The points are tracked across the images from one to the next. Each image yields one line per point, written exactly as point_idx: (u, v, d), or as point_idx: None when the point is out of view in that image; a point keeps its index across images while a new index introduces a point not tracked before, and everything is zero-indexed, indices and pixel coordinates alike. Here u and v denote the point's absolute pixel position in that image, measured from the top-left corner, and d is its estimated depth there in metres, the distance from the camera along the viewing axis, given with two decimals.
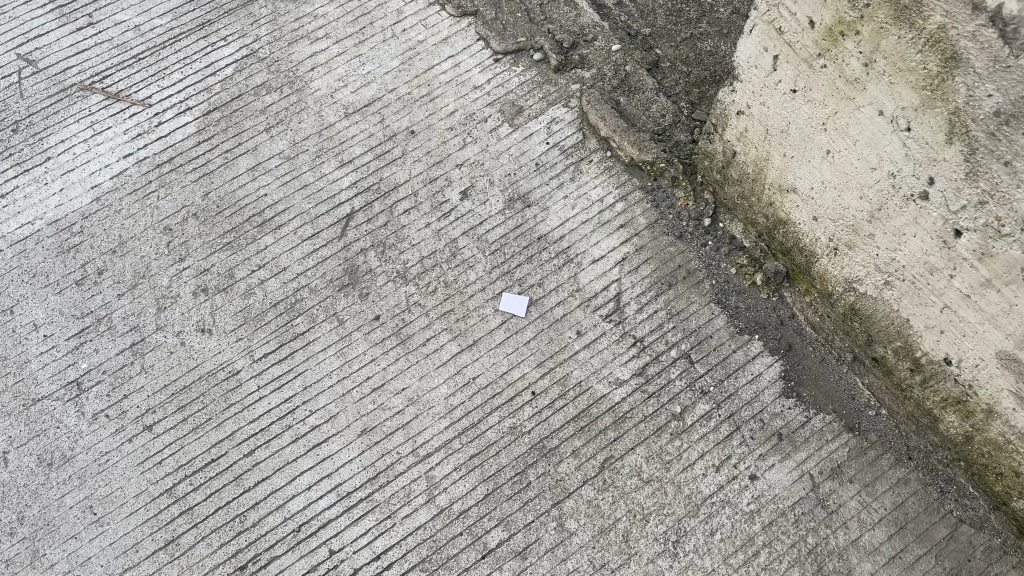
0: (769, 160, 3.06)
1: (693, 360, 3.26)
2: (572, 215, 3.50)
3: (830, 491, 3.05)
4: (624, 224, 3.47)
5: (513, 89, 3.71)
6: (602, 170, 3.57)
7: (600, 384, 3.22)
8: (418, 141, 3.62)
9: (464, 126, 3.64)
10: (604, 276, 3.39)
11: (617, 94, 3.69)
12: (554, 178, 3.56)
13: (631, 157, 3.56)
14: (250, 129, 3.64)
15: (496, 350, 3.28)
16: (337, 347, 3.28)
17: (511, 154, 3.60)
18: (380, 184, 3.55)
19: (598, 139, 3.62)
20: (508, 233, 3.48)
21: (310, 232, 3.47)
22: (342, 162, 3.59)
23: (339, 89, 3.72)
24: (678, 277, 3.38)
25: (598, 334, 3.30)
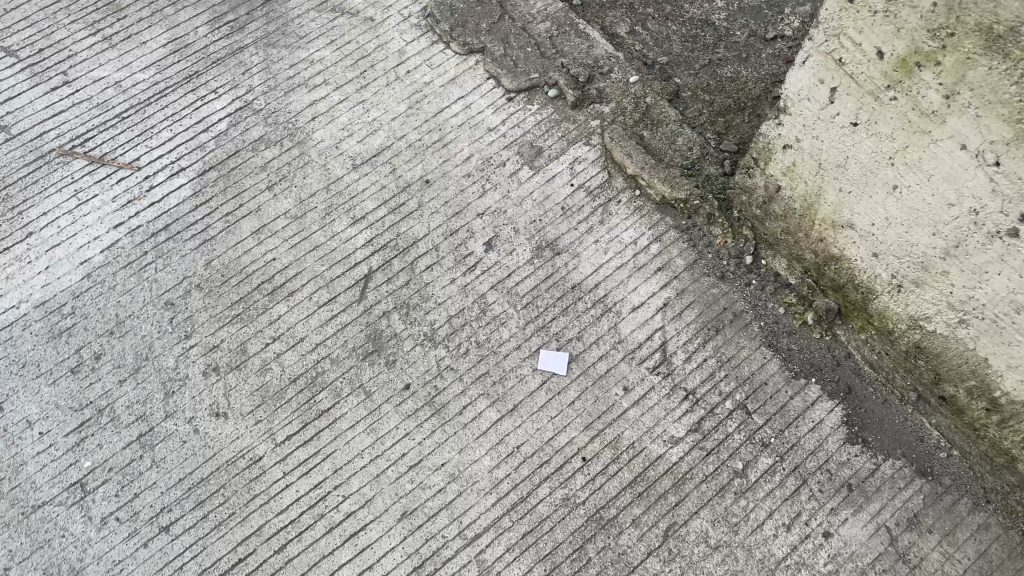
0: (821, 195, 2.87)
1: (749, 411, 3.06)
2: (606, 261, 3.28)
3: (910, 544, 2.85)
4: (662, 267, 3.27)
5: (530, 129, 3.49)
6: (633, 210, 3.37)
7: (654, 444, 3.01)
8: (434, 190, 3.38)
9: (481, 172, 3.41)
10: (646, 325, 3.18)
11: (641, 128, 3.48)
12: (582, 222, 3.34)
13: (662, 195, 3.35)
14: (251, 188, 3.37)
15: (538, 414, 3.05)
16: (367, 423, 3.02)
17: (534, 199, 3.38)
18: (398, 240, 3.30)
19: (625, 178, 3.41)
20: (540, 285, 3.25)
21: (326, 297, 3.21)
22: (354, 218, 3.33)
23: (343, 139, 3.47)
24: (725, 321, 3.18)
25: (647, 389, 3.09)
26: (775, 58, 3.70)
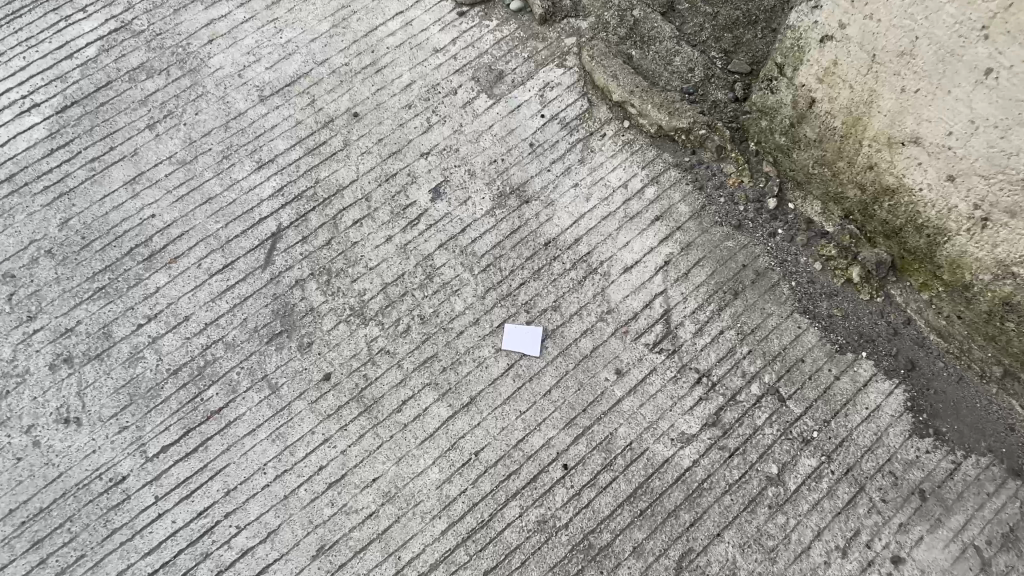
0: (875, 101, 2.14)
1: (783, 397, 2.31)
2: (588, 209, 2.53)
3: (1009, 570, 2.10)
4: (661, 216, 2.52)
5: (488, 50, 2.75)
6: (621, 146, 2.62)
7: (658, 444, 2.26)
8: (364, 125, 2.62)
9: (426, 102, 2.65)
10: (643, 290, 2.43)
11: (628, 46, 2.74)
12: (556, 161, 2.59)
13: (658, 125, 2.60)
14: (125, 128, 2.59)
15: (503, 410, 2.29)
16: (271, 427, 2.26)
17: (494, 134, 2.62)
18: (317, 188, 2.53)
19: (609, 106, 2.67)
20: (502, 241, 2.49)
21: (221, 263, 2.43)
22: (260, 162, 2.56)
23: (248, 65, 2.70)
24: (746, 283, 2.44)
25: (646, 373, 2.34)
26: None
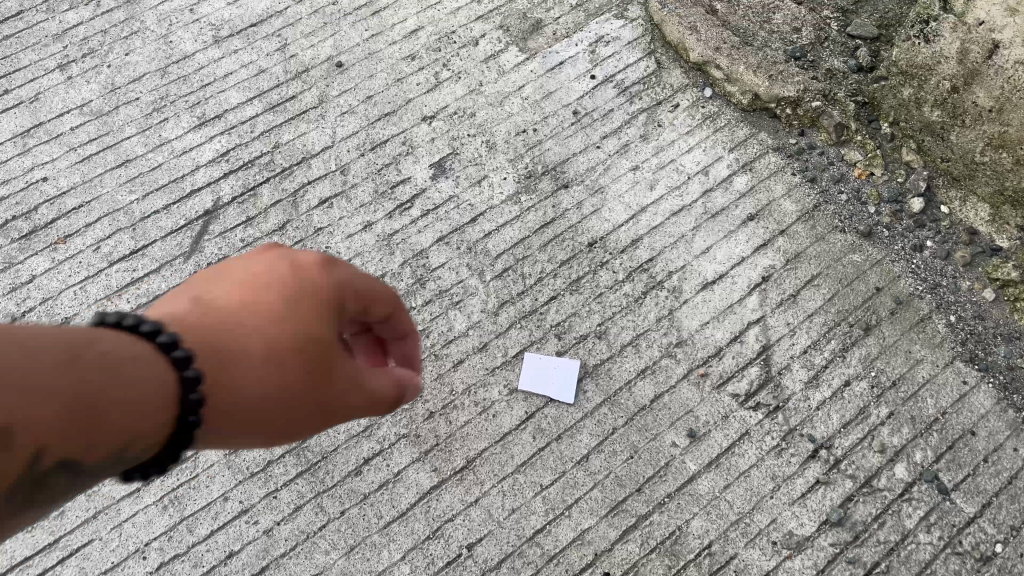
0: None
1: (946, 489, 1.51)
2: (652, 201, 1.79)
3: None
4: (757, 216, 1.76)
5: None
6: (700, 120, 1.88)
7: (751, 550, 1.47)
8: (349, 78, 1.93)
9: (435, 53, 1.96)
10: (730, 317, 1.66)
11: None
12: (610, 136, 1.86)
13: (754, 94, 1.87)
14: (30, 67, 1.94)
15: (516, 481, 1.52)
16: (165, 487, 1.51)
17: (525, 97, 1.91)
18: (276, 155, 1.83)
19: (685, 69, 1.94)
20: (528, 237, 1.75)
21: (127, 248, 1.72)
22: (202, 118, 1.87)
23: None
24: (882, 314, 1.65)
25: (734, 439, 1.55)
26: None
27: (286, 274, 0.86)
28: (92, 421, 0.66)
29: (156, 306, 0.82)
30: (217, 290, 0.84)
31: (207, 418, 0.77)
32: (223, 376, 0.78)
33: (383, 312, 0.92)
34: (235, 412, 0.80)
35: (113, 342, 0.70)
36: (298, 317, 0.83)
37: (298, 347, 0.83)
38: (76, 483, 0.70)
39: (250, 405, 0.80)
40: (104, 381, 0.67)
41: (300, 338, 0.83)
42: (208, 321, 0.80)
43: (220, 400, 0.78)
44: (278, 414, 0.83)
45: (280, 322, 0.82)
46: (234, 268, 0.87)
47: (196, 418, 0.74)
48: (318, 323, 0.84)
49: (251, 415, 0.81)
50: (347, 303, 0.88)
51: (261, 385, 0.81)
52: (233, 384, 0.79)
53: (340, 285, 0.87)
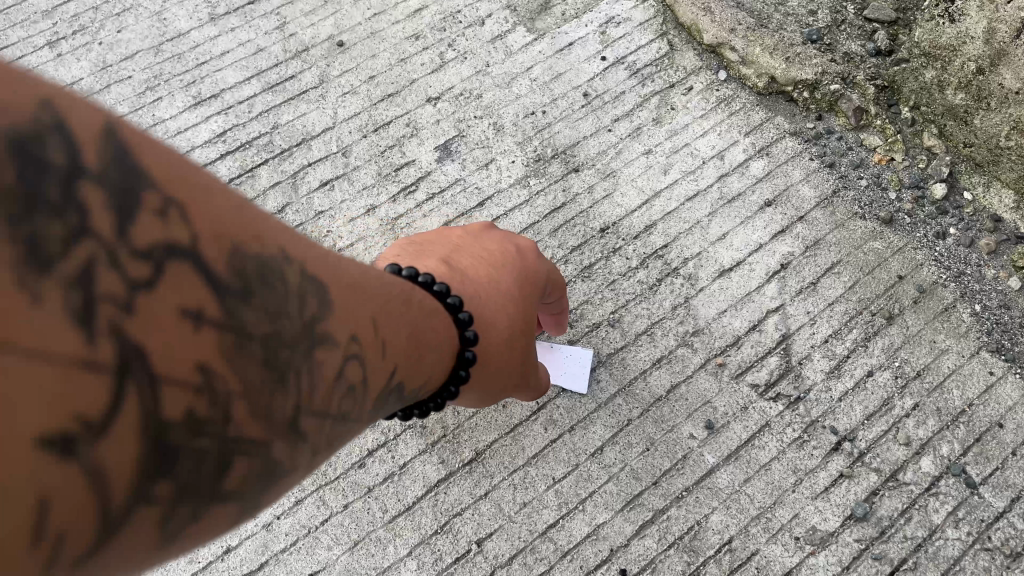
0: None
1: (974, 483, 1.45)
2: (666, 186, 1.73)
3: None
4: (774, 201, 1.71)
5: None
6: (713, 104, 1.82)
7: (773, 546, 1.41)
8: (351, 58, 1.86)
9: (440, 33, 1.90)
10: (749, 305, 1.60)
11: None
12: (621, 119, 1.80)
13: (771, 76, 1.81)
14: (18, 44, 1.86)
15: (527, 474, 1.46)
16: None
17: (534, 78, 1.85)
18: (275, 136, 1.76)
19: (698, 51, 1.88)
20: (538, 222, 1.69)
21: None
22: (197, 97, 1.80)
23: None
24: (905, 303, 1.60)
25: (754, 431, 1.49)
26: None
27: (516, 259, 1.30)
28: (368, 337, 0.81)
29: (436, 272, 1.21)
30: (472, 268, 1.25)
31: (483, 374, 1.23)
32: (489, 343, 1.21)
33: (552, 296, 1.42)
34: (500, 372, 1.26)
35: (407, 288, 1.02)
36: (524, 297, 1.27)
37: (527, 324, 1.28)
38: (357, 403, 0.80)
39: (505, 370, 1.27)
40: (377, 308, 0.85)
41: (522, 316, 1.27)
42: (475, 296, 1.21)
43: (498, 369, 1.25)
44: (511, 377, 1.30)
45: (515, 302, 1.25)
46: (485, 249, 1.30)
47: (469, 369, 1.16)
48: (527, 302, 1.28)
49: (504, 374, 1.27)
50: (540, 282, 1.34)
51: (508, 351, 1.25)
52: (496, 348, 1.22)
53: (538, 278, 1.32)
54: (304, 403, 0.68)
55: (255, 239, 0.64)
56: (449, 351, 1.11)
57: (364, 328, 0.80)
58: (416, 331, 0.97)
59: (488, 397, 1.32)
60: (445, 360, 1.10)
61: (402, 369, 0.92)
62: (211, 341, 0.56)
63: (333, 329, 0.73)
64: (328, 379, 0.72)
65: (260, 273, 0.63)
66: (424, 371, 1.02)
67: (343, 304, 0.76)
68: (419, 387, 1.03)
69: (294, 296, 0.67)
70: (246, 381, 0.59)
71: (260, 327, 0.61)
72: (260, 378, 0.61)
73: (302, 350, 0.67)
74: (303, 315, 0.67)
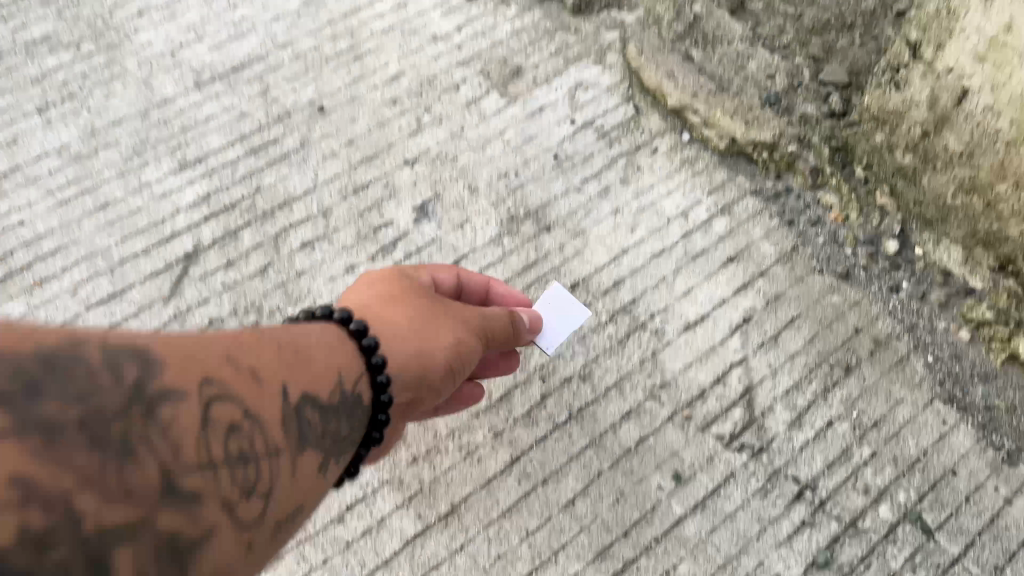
0: None
1: (929, 528, 1.52)
2: (633, 243, 1.81)
3: None
4: (736, 257, 1.79)
5: (504, 40, 2.09)
6: (678, 165, 1.92)
7: None
8: (332, 123, 1.94)
9: (417, 98, 1.98)
10: (713, 358, 1.67)
11: (687, 44, 2.03)
12: (590, 179, 1.89)
13: (731, 138, 1.91)
14: (8, 110, 1.92)
15: (503, 526, 1.51)
16: None
17: (507, 141, 1.93)
18: (257, 198, 1.83)
19: (663, 114, 1.98)
20: (512, 279, 1.77)
21: (106, 292, 1.70)
22: (182, 161, 1.87)
23: (186, 45, 2.04)
24: (862, 355, 1.68)
25: (720, 481, 1.56)
26: None
27: (369, 279, 1.30)
28: (232, 376, 0.86)
29: None
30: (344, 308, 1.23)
31: (405, 342, 1.17)
32: (378, 322, 1.18)
33: (448, 277, 1.45)
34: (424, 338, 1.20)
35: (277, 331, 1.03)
36: (386, 285, 1.27)
37: (410, 296, 1.26)
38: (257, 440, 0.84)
39: (424, 331, 1.21)
40: (239, 350, 0.90)
41: (393, 295, 1.25)
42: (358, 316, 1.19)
43: (414, 333, 1.19)
44: (446, 332, 1.24)
45: (379, 292, 1.25)
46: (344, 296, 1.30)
47: (371, 338, 1.10)
48: (406, 291, 1.27)
49: (429, 335, 1.21)
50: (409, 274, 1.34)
51: (407, 317, 1.21)
52: (388, 321, 1.19)
53: (395, 270, 1.33)
54: (170, 467, 0.73)
55: (43, 344, 0.70)
56: (341, 342, 1.08)
57: (224, 371, 0.85)
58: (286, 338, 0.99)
59: (454, 371, 1.25)
60: (346, 349, 1.07)
61: (309, 388, 0.95)
62: (12, 453, 0.63)
63: (177, 383, 0.78)
64: (190, 431, 0.77)
65: (60, 371, 0.70)
66: (322, 365, 1.00)
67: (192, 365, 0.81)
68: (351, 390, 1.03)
69: (115, 380, 0.73)
70: (75, 476, 0.66)
71: (68, 420, 0.68)
72: (96, 465, 0.67)
73: (136, 421, 0.72)
74: (126, 389, 0.73)
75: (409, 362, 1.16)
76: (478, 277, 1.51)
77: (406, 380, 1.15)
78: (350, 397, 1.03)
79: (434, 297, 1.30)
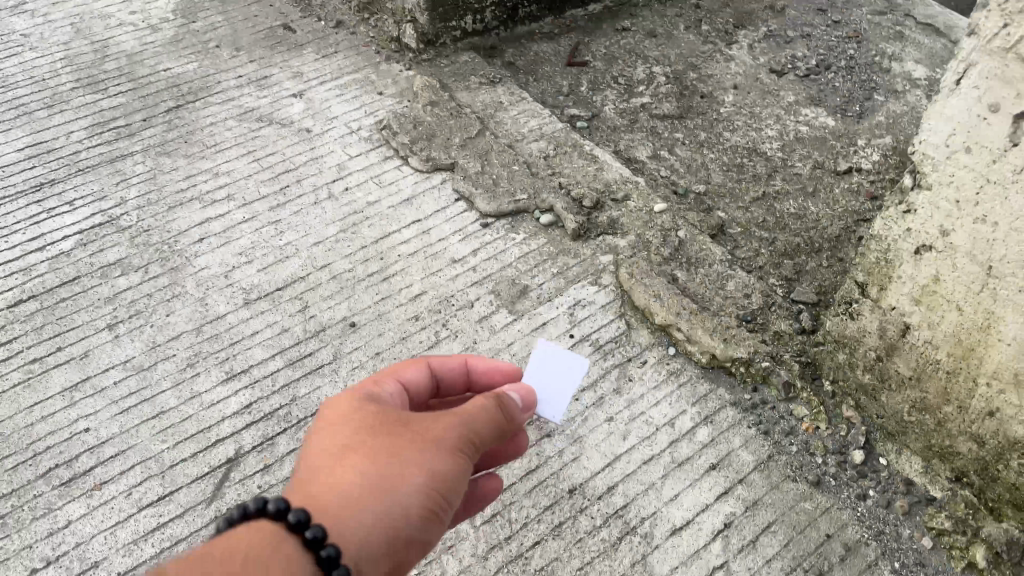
0: (995, 325, 1.65)
1: None
2: (625, 450, 2.02)
3: None
4: (717, 464, 1.99)
5: (513, 262, 2.40)
6: (665, 376, 2.16)
7: None
8: (361, 336, 2.22)
9: (436, 314, 2.27)
10: (698, 561, 1.84)
11: (674, 267, 2.37)
12: (587, 389, 2.13)
13: (710, 353, 2.16)
14: (81, 326, 2.21)
15: None
16: None
17: (513, 353, 2.19)
18: (293, 406, 2.08)
19: (652, 329, 2.25)
20: (516, 483, 1.96)
21: (156, 493, 1.91)
22: (229, 372, 2.14)
23: (238, 266, 2.36)
24: (834, 559, 1.84)
25: None
26: (853, 194, 2.67)
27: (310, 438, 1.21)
28: None
29: None
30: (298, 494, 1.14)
31: (361, 511, 1.08)
32: (324, 498, 1.08)
33: (416, 374, 1.41)
34: (382, 495, 1.10)
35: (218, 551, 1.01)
36: (341, 427, 1.17)
37: (367, 435, 1.16)
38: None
39: (380, 491, 1.10)
40: None
41: (346, 443, 1.15)
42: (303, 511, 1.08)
43: (363, 496, 1.09)
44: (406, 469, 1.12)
45: (330, 442, 1.16)
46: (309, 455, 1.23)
47: (314, 531, 1.02)
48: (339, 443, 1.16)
49: (389, 491, 1.10)
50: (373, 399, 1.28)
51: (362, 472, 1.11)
52: (332, 491, 1.09)
53: (355, 394, 1.25)
54: None
55: None
56: (277, 550, 1.01)
57: None
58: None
59: (439, 511, 1.15)
60: (284, 552, 1.01)
61: None
62: None
63: None
64: None
65: None
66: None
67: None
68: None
69: None
70: None
71: None
72: None
73: None
74: None
75: (369, 535, 1.07)
76: (445, 365, 1.47)
77: (375, 555, 1.08)
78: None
79: (395, 424, 1.19)
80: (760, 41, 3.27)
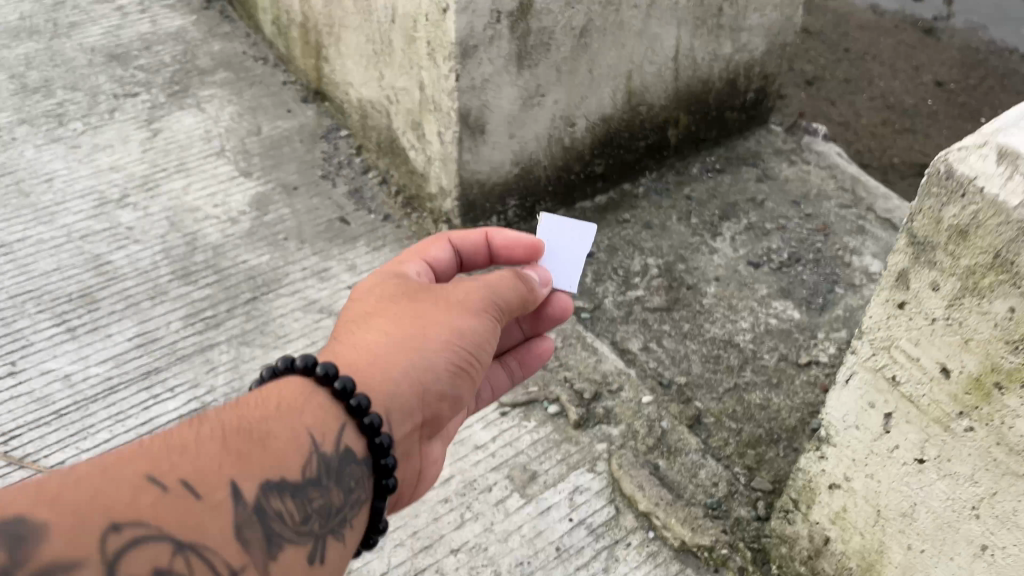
0: (886, 552, 2.18)
1: None
2: None
3: None
4: None
5: (524, 449, 2.97)
6: (644, 557, 2.69)
7: None
8: (401, 516, 2.78)
9: (462, 497, 2.83)
10: None
11: (655, 456, 2.93)
12: (581, 568, 2.66)
13: (682, 539, 2.69)
14: None
15: None
16: None
17: (523, 534, 2.74)
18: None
19: (636, 513, 2.79)
20: None
21: None
22: None
23: None
24: None
25: None
26: (811, 385, 3.20)
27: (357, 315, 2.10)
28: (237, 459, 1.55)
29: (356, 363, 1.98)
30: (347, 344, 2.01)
31: (392, 355, 1.95)
32: (366, 347, 1.95)
33: (444, 251, 2.48)
34: (406, 342, 1.97)
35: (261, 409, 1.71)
36: (381, 309, 2.07)
37: (396, 311, 2.06)
38: (229, 524, 1.47)
39: (404, 339, 1.98)
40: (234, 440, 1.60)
41: (383, 313, 2.05)
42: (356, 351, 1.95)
43: (394, 344, 1.97)
44: (425, 326, 2.02)
45: (377, 315, 2.06)
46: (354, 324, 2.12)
47: (342, 378, 1.81)
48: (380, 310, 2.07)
49: (411, 339, 1.98)
50: (415, 273, 2.33)
51: (393, 328, 2.00)
52: (374, 341, 1.97)
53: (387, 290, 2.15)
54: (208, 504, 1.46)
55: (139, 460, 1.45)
56: (315, 399, 1.77)
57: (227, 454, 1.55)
58: (254, 417, 1.65)
59: (445, 358, 2.02)
60: (317, 406, 1.75)
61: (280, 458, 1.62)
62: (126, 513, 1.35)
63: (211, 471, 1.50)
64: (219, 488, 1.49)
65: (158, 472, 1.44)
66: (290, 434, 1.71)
67: (116, 508, 1.34)
68: (333, 450, 1.72)
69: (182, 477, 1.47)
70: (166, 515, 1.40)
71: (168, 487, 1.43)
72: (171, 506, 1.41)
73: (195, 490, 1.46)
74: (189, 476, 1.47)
75: (399, 364, 1.94)
76: (467, 242, 2.51)
77: (399, 380, 1.93)
78: (327, 451, 1.71)
79: (419, 301, 2.10)
80: (741, 232, 3.85)
